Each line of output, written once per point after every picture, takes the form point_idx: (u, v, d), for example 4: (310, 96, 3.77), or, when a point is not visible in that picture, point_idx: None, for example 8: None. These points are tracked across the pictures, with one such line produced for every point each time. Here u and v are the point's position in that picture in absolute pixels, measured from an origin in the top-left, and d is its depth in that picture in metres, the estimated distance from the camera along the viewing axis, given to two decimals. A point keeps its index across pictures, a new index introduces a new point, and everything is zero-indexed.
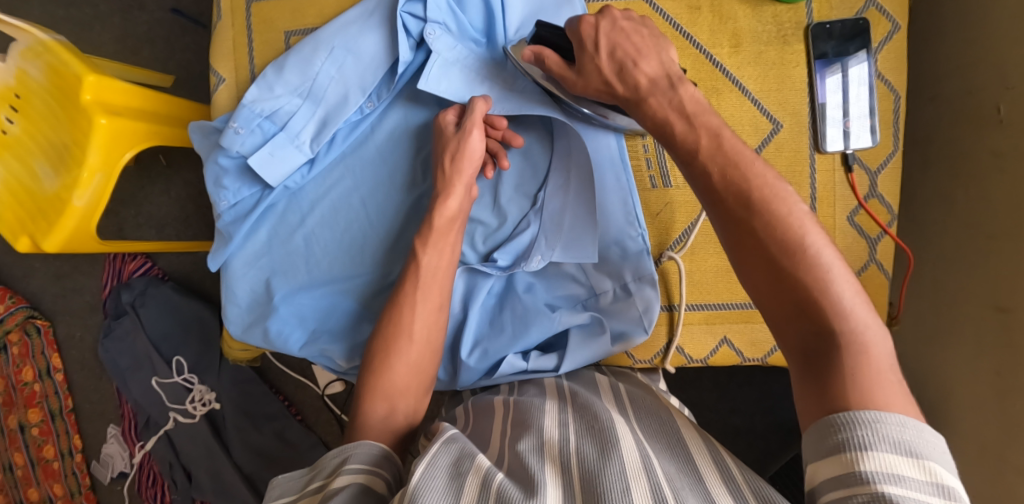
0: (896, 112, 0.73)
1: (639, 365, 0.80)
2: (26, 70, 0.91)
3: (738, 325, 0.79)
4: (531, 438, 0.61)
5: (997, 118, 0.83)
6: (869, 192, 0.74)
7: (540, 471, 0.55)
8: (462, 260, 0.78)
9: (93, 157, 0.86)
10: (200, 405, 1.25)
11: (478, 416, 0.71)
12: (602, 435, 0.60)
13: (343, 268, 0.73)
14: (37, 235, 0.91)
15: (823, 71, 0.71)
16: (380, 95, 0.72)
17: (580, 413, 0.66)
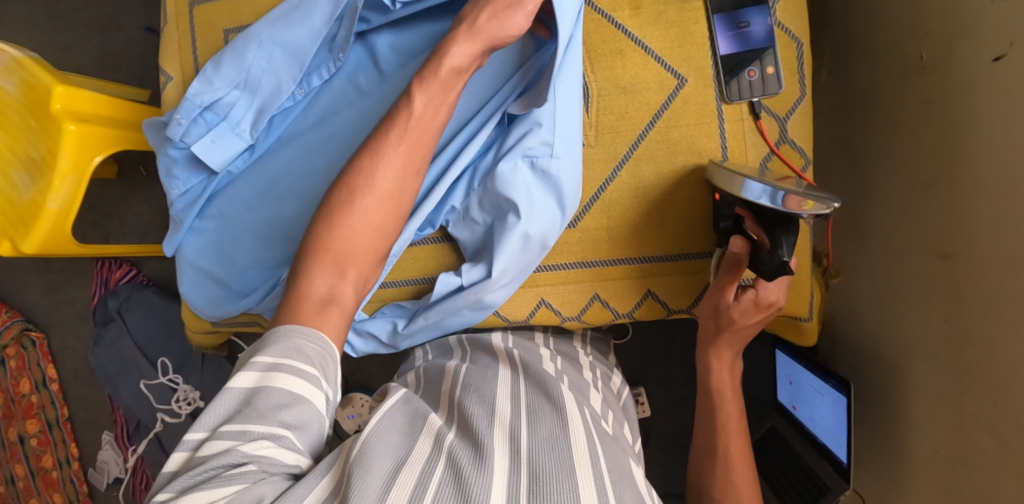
0: (801, 58, 0.75)
1: (569, 322, 0.84)
2: (2, 87, 0.96)
3: (660, 279, 0.82)
4: (486, 403, 0.66)
5: (921, 64, 0.89)
6: (780, 138, 0.76)
7: (487, 428, 0.61)
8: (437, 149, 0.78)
9: (63, 162, 0.92)
10: (186, 404, 1.30)
11: (431, 382, 0.79)
12: (549, 414, 0.66)
13: (284, 245, 0.80)
14: (17, 239, 0.97)
15: (723, 24, 0.75)
16: (310, 83, 0.78)
17: (533, 390, 0.73)
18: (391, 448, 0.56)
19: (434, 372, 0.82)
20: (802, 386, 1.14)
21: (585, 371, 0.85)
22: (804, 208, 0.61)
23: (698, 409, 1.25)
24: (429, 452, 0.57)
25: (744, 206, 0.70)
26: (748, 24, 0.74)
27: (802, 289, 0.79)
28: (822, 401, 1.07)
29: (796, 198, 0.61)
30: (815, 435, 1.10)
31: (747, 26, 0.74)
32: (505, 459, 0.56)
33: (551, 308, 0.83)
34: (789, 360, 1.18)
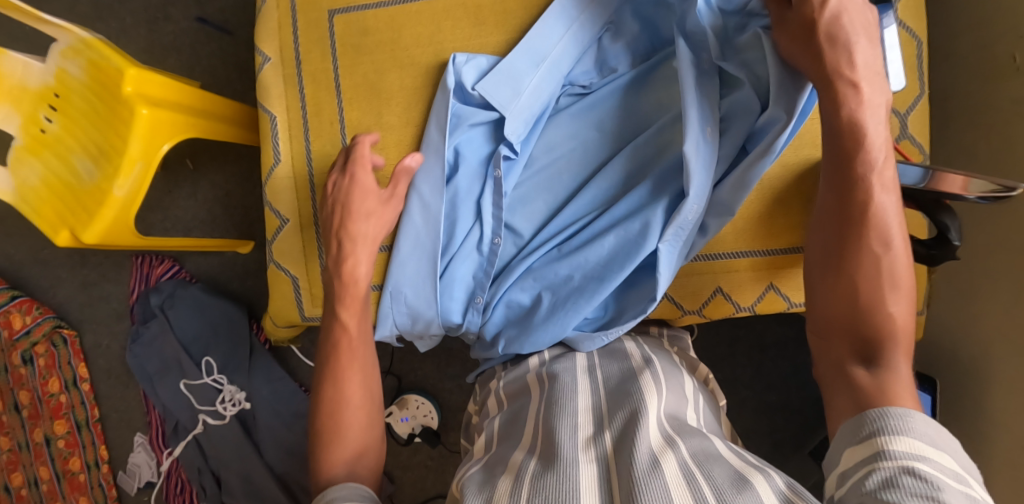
0: (919, 57, 0.75)
1: (690, 315, 0.83)
2: (66, 69, 0.93)
3: (783, 271, 0.79)
4: (564, 422, 0.63)
5: (1015, 66, 0.79)
6: (900, 133, 0.75)
7: (575, 453, 0.57)
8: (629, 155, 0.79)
9: (134, 146, 0.88)
10: (231, 406, 1.24)
11: (512, 402, 0.76)
12: (629, 413, 0.61)
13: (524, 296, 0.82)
14: (78, 228, 0.92)
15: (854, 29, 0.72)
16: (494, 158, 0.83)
17: (612, 393, 0.68)
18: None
19: (516, 389, 0.79)
20: None
21: (674, 359, 0.79)
22: (973, 190, 0.64)
23: (760, 411, 1.23)
24: (511, 487, 0.54)
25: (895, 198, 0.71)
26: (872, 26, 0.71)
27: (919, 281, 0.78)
28: None
29: (969, 181, 0.64)
30: None
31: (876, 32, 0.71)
32: (593, 482, 0.53)
33: (672, 301, 0.83)
34: None
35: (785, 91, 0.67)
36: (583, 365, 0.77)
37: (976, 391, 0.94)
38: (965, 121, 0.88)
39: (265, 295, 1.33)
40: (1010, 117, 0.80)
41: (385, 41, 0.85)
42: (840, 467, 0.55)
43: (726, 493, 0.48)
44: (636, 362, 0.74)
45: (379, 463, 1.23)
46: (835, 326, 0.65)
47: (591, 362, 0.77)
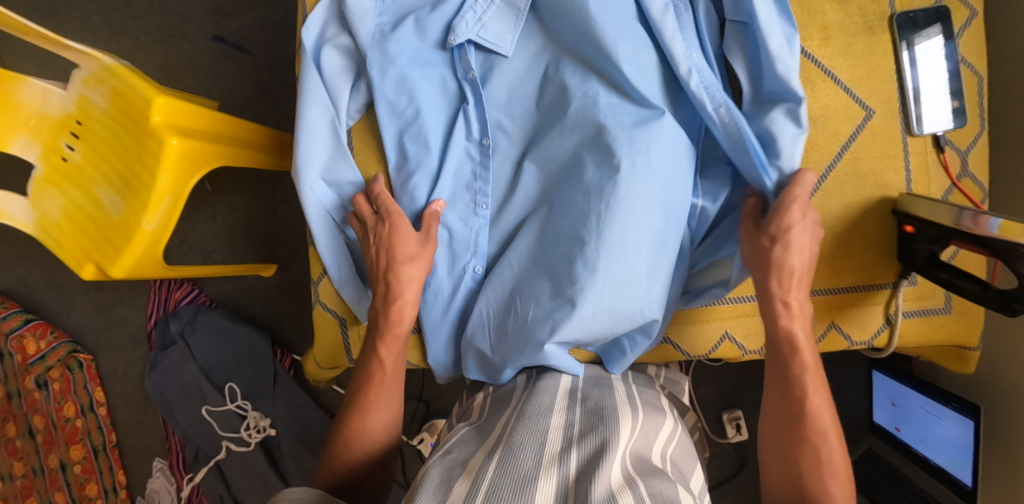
0: (981, 93, 0.71)
1: (750, 354, 0.84)
2: (89, 97, 0.90)
3: (846, 308, 0.73)
4: (534, 434, 0.63)
5: None
6: (961, 171, 0.72)
7: (532, 470, 0.57)
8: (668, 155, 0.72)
9: (163, 180, 0.85)
10: (255, 433, 1.22)
11: (494, 406, 0.76)
12: (596, 446, 0.61)
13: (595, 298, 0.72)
14: (104, 263, 0.90)
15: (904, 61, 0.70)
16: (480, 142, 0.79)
17: (588, 419, 0.67)
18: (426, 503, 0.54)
19: (499, 399, 0.78)
20: (908, 407, 1.10)
21: (660, 397, 0.78)
22: None
23: None
24: (467, 494, 0.54)
25: (968, 241, 0.61)
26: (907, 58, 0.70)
27: (973, 319, 0.73)
28: (938, 424, 1.03)
29: None
30: (926, 456, 1.06)
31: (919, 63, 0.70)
32: None
33: (733, 341, 0.84)
34: (892, 381, 1.14)
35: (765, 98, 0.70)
36: (565, 383, 0.76)
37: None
38: None
39: (289, 319, 1.31)
40: None
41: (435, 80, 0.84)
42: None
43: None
44: (618, 395, 0.72)
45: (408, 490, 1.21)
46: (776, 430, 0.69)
47: (576, 384, 0.76)
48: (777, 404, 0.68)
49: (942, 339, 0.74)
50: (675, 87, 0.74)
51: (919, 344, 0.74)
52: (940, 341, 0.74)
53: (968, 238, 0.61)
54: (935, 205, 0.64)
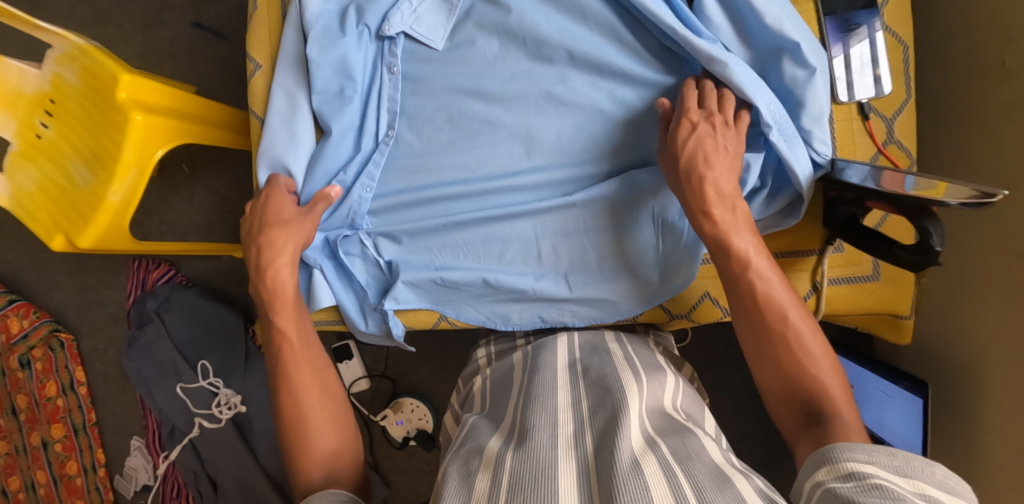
0: (906, 62, 0.73)
1: (677, 318, 0.84)
2: (62, 75, 0.94)
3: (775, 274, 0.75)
4: (546, 414, 0.65)
5: (1003, 71, 0.79)
6: (888, 138, 0.73)
7: (551, 447, 0.58)
8: (579, 130, 0.79)
9: (127, 152, 0.88)
10: (227, 409, 1.25)
11: (497, 394, 0.78)
12: (608, 413, 0.62)
13: (537, 259, 0.82)
14: (73, 234, 0.93)
15: (848, 36, 0.71)
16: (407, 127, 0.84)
17: (594, 391, 0.69)
18: (454, 495, 0.55)
19: (500, 384, 0.81)
20: (864, 387, 1.11)
21: (657, 357, 0.80)
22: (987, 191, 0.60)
23: (754, 413, 1.23)
24: (491, 479, 0.55)
25: (879, 199, 0.63)
26: (865, 31, 0.71)
27: (903, 288, 0.75)
28: (891, 402, 1.04)
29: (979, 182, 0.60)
30: (880, 436, 1.07)
31: (874, 40, 0.71)
32: (572, 479, 0.54)
33: (659, 306, 0.83)
34: (848, 362, 1.15)
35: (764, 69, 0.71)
36: (564, 360, 0.78)
37: (971, 394, 0.93)
38: (954, 124, 0.89)
39: None
40: (1000, 121, 0.80)
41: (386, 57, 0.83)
42: (797, 480, 0.56)
43: (705, 490, 0.48)
44: (615, 358, 0.75)
45: (375, 466, 1.24)
46: (761, 362, 0.66)
47: (574, 358, 0.78)
48: (754, 341, 0.66)
49: (872, 306, 0.76)
50: (592, 76, 0.78)
51: (849, 311, 0.77)
52: (869, 308, 0.76)
53: (879, 197, 0.63)
54: (850, 169, 0.67)
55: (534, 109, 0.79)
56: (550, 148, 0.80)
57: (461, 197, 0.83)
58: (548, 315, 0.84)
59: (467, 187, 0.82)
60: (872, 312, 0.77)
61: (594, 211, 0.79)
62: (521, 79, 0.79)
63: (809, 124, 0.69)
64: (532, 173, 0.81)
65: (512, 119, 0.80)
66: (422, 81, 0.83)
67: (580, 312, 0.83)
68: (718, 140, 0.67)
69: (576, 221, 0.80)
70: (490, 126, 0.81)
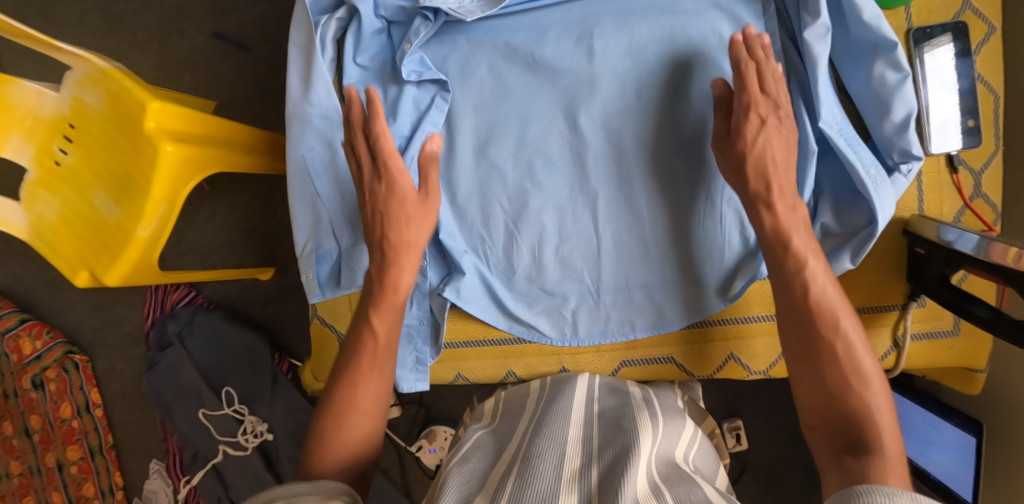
0: (996, 112, 0.69)
1: (755, 376, 0.73)
2: (83, 99, 0.89)
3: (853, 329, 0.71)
4: (551, 444, 0.58)
5: None
6: (975, 191, 0.70)
7: (553, 489, 0.52)
8: (679, 157, 0.65)
9: (157, 186, 0.83)
10: (252, 437, 1.21)
11: (507, 413, 0.71)
12: (620, 457, 0.55)
13: (614, 303, 0.71)
14: (97, 269, 0.88)
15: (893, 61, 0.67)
16: (462, 142, 0.68)
17: (606, 430, 0.62)
18: None
19: (512, 404, 0.72)
20: (910, 420, 1.09)
21: (674, 398, 0.72)
22: None
23: (797, 442, 1.20)
24: None
25: (983, 267, 0.60)
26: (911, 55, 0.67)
27: (982, 345, 0.72)
28: (941, 438, 1.02)
29: None
30: (926, 470, 1.05)
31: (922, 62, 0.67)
32: None
33: (738, 360, 0.72)
34: (893, 392, 1.12)
35: (879, 95, 0.61)
36: (584, 394, 0.69)
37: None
38: None
39: (287, 322, 1.29)
40: None
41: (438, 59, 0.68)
42: None
43: None
44: (634, 398, 0.68)
45: (406, 495, 1.21)
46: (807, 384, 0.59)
47: (592, 393, 0.70)
48: (806, 374, 0.59)
49: (949, 360, 0.73)
50: (699, 91, 0.64)
51: (924, 366, 0.74)
52: (946, 362, 0.73)
53: (985, 264, 0.59)
54: (946, 228, 0.63)
55: (625, 130, 0.65)
56: (640, 176, 0.66)
57: (533, 190, 0.68)
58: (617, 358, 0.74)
59: (534, 219, 0.68)
60: (947, 365, 0.74)
61: (678, 248, 0.67)
62: (614, 91, 0.65)
63: (890, 131, 0.61)
64: (614, 204, 0.67)
65: (597, 141, 0.66)
66: (488, 82, 0.67)
67: (643, 356, 0.74)
68: (786, 136, 0.58)
69: (654, 255, 0.68)
70: (570, 147, 0.66)
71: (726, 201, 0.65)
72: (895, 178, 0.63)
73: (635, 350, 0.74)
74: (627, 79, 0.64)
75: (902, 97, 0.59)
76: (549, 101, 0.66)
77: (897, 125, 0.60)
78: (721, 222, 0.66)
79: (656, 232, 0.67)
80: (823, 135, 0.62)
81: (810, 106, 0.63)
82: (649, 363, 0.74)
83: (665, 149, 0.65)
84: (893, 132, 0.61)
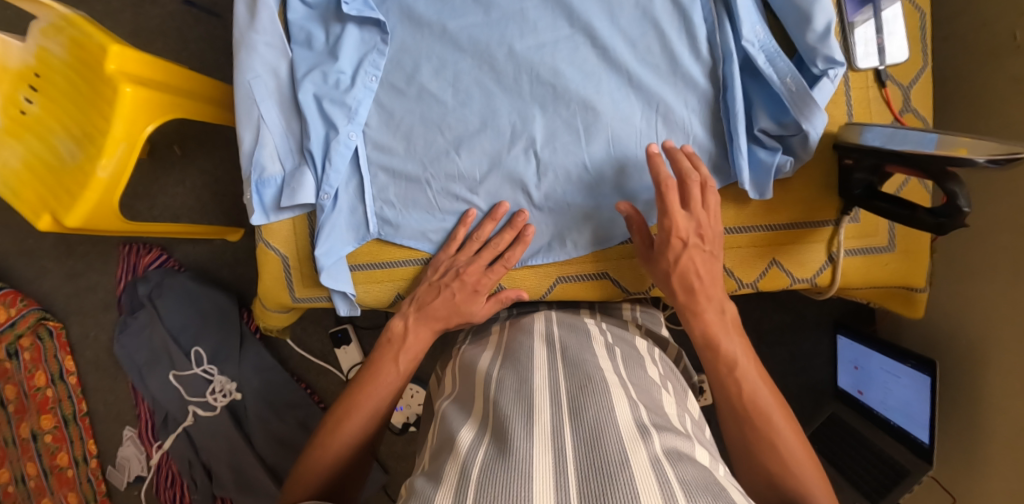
0: (924, 29, 0.72)
1: None
2: (47, 48, 0.90)
3: (787, 244, 0.73)
4: (516, 398, 0.57)
5: (1014, 44, 0.79)
6: (904, 107, 0.72)
7: (525, 437, 0.51)
8: (608, 81, 0.69)
9: (116, 126, 0.85)
10: (222, 396, 1.23)
11: (463, 377, 0.70)
12: (592, 395, 0.56)
13: (551, 224, 0.74)
14: (59, 212, 0.89)
15: (855, 10, 0.70)
16: (398, 72, 0.72)
17: (571, 371, 0.62)
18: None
19: (467, 365, 0.72)
20: (869, 369, 1.09)
21: (636, 338, 0.74)
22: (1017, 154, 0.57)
23: None
24: (458, 480, 0.49)
25: (899, 163, 0.62)
26: (870, 10, 0.70)
27: (918, 263, 0.74)
28: (897, 384, 1.02)
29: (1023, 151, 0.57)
30: (886, 418, 1.05)
31: (881, 19, 0.70)
32: (548, 469, 0.48)
33: None
34: (853, 344, 1.13)
35: (799, 12, 0.65)
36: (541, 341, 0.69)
37: (971, 374, 0.93)
38: (964, 100, 0.89)
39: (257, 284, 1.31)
40: (1013, 96, 0.81)
41: None
42: None
43: (698, 496, 0.44)
44: (596, 342, 0.68)
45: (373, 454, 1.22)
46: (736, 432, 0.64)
47: (549, 335, 0.71)
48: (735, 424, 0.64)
49: (886, 278, 0.75)
50: (630, 13, 0.67)
51: (862, 283, 0.76)
52: (883, 280, 0.75)
53: (901, 159, 0.62)
54: (870, 134, 0.65)
55: (558, 56, 0.69)
56: (575, 102, 0.69)
57: (470, 116, 0.71)
58: (555, 277, 0.77)
59: (475, 144, 0.72)
60: (885, 285, 0.76)
61: (612, 169, 0.71)
62: (547, 18, 0.68)
63: (814, 40, 0.65)
64: (550, 129, 0.71)
65: (533, 67, 0.69)
66: (429, 13, 0.70)
67: (586, 275, 0.76)
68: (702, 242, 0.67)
69: (590, 176, 0.72)
70: (508, 73, 0.70)
71: (660, 122, 0.69)
72: (823, 84, 0.66)
73: (572, 266, 0.76)
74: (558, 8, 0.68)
75: (823, 9, 0.63)
76: (484, 30, 0.69)
77: (820, 35, 0.64)
78: (657, 141, 0.70)
79: (590, 154, 0.71)
80: (748, 52, 0.66)
81: (735, 24, 0.66)
82: (586, 279, 0.76)
83: (596, 74, 0.69)
84: (815, 46, 0.65)
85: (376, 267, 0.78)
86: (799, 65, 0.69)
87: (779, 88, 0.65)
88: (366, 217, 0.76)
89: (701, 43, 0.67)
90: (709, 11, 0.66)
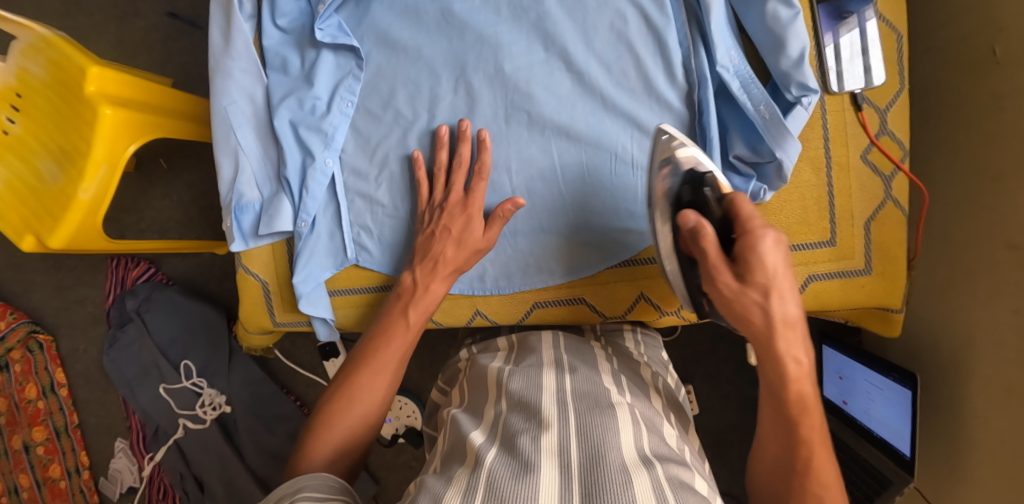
0: (901, 51, 0.72)
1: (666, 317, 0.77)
2: (27, 68, 0.90)
3: None
4: (529, 412, 0.57)
5: (994, 60, 0.79)
6: (880, 129, 0.72)
7: (533, 450, 0.51)
8: (584, 107, 0.69)
9: (97, 148, 0.85)
10: (211, 410, 1.23)
11: (472, 386, 0.69)
12: (599, 417, 0.56)
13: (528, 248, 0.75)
14: (42, 233, 0.89)
15: (835, 25, 0.71)
16: (376, 98, 0.72)
17: (580, 388, 0.61)
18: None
19: (477, 375, 0.71)
20: (854, 380, 1.09)
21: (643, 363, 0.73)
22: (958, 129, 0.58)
23: (748, 404, 1.22)
24: (466, 485, 0.49)
25: None
26: (854, 20, 0.71)
27: (896, 286, 0.75)
28: (881, 395, 1.02)
29: None
30: (868, 428, 1.05)
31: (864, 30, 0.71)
32: (556, 487, 0.48)
33: (649, 302, 0.76)
34: (839, 354, 1.13)
35: (773, 38, 0.65)
36: (551, 357, 0.68)
37: (954, 386, 0.93)
38: (946, 115, 0.89)
39: None
40: (993, 114, 0.81)
41: (355, 20, 0.72)
42: None
43: None
44: (601, 365, 0.68)
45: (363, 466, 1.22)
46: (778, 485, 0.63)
47: (558, 352, 0.70)
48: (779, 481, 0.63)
49: (863, 300, 0.76)
50: (604, 38, 0.67)
51: (841, 306, 0.76)
52: (861, 302, 0.76)
53: None
54: None
55: (535, 80, 0.69)
56: (553, 126, 0.70)
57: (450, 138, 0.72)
58: (530, 301, 0.77)
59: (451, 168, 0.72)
60: (863, 307, 0.77)
61: (587, 193, 0.72)
62: (522, 44, 0.68)
63: (788, 66, 0.65)
64: (527, 152, 0.71)
65: (510, 93, 0.70)
66: (406, 38, 0.70)
67: (561, 300, 0.77)
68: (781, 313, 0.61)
69: (568, 199, 0.72)
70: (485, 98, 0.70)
71: (636, 148, 0.70)
72: (797, 111, 0.66)
73: (548, 292, 0.77)
74: (534, 34, 0.68)
75: (796, 37, 0.64)
76: (461, 55, 0.70)
77: (794, 62, 0.64)
78: (633, 167, 0.70)
79: (566, 177, 0.71)
80: (723, 78, 0.66)
81: (710, 50, 0.67)
82: (561, 304, 0.77)
83: (573, 98, 0.69)
84: (789, 73, 0.65)
85: (357, 293, 0.79)
86: (773, 92, 0.69)
87: (752, 115, 0.66)
88: (344, 242, 0.76)
89: (677, 69, 0.67)
90: (684, 36, 0.67)
